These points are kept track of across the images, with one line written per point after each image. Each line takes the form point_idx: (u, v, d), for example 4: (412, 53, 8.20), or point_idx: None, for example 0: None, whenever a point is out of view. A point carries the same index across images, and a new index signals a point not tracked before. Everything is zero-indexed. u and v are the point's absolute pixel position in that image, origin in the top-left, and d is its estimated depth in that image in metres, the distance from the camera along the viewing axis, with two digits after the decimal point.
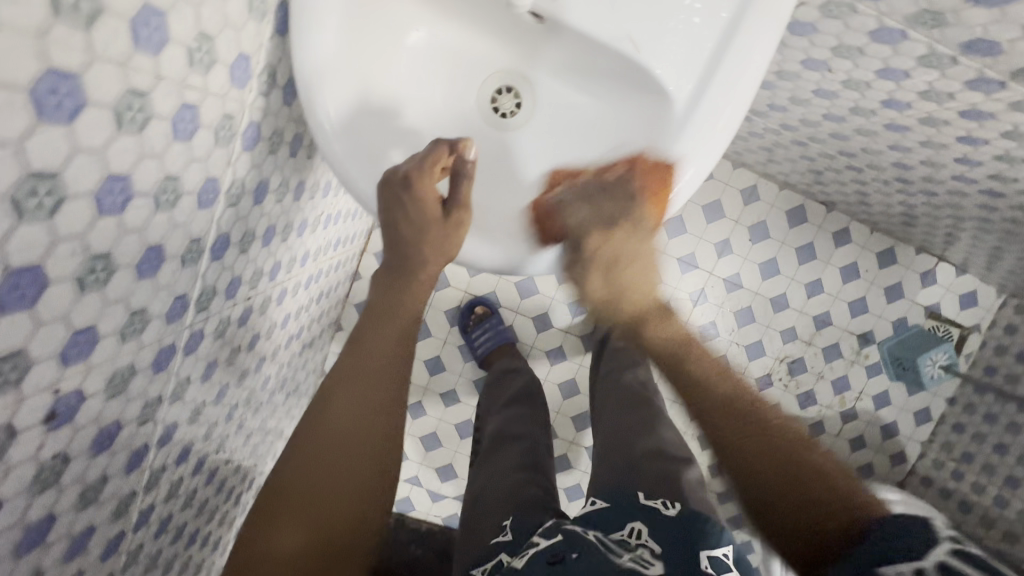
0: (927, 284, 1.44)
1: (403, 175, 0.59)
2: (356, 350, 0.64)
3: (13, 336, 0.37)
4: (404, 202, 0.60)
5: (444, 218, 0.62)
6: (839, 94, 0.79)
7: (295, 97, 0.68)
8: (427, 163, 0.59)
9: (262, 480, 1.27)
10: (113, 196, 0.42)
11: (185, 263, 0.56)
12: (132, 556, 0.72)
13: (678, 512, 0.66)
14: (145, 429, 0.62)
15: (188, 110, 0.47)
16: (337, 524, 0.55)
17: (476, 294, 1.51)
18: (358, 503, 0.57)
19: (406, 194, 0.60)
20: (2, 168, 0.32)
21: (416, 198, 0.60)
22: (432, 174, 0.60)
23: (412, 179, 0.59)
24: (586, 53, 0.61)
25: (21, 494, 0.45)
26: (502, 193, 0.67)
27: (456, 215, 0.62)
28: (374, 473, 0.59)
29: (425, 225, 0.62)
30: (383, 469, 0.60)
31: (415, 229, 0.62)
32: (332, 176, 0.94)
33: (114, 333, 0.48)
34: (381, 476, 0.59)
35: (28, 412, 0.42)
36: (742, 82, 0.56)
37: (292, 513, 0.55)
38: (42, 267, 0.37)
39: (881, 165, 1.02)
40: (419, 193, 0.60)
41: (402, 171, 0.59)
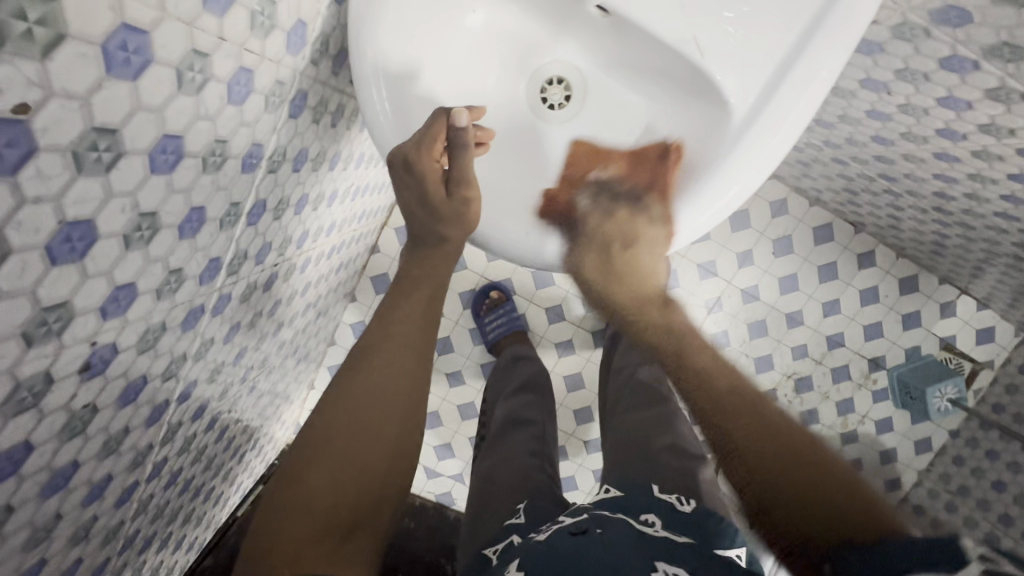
0: (946, 316, 1.43)
1: (401, 152, 0.57)
2: (386, 313, 0.62)
3: (61, 288, 0.37)
4: (405, 180, 0.60)
5: (450, 196, 0.61)
6: (893, 117, 0.77)
7: (343, 68, 0.67)
8: (423, 140, 0.57)
9: (265, 440, 1.29)
10: (166, 155, 0.41)
11: (223, 226, 0.56)
12: (143, 505, 0.73)
13: (694, 508, 0.68)
14: (168, 386, 0.63)
15: (244, 74, 0.46)
16: (365, 483, 0.54)
17: (491, 278, 1.51)
18: (385, 464, 0.56)
19: (410, 174, 0.59)
20: (69, 120, 0.32)
21: (418, 178, 0.59)
22: (429, 153, 0.57)
23: (410, 158, 0.57)
24: (651, 57, 0.61)
25: (53, 441, 0.46)
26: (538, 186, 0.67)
27: (460, 193, 0.60)
28: (401, 434, 0.58)
29: (432, 202, 0.61)
30: (409, 432, 0.59)
31: (426, 208, 0.62)
32: (365, 148, 0.94)
33: (151, 291, 0.48)
34: (408, 439, 0.59)
35: (65, 362, 0.42)
36: (804, 100, 0.54)
37: (319, 468, 0.53)
38: (94, 221, 0.37)
39: (920, 192, 1.00)
40: (421, 173, 0.58)
41: (402, 147, 0.57)
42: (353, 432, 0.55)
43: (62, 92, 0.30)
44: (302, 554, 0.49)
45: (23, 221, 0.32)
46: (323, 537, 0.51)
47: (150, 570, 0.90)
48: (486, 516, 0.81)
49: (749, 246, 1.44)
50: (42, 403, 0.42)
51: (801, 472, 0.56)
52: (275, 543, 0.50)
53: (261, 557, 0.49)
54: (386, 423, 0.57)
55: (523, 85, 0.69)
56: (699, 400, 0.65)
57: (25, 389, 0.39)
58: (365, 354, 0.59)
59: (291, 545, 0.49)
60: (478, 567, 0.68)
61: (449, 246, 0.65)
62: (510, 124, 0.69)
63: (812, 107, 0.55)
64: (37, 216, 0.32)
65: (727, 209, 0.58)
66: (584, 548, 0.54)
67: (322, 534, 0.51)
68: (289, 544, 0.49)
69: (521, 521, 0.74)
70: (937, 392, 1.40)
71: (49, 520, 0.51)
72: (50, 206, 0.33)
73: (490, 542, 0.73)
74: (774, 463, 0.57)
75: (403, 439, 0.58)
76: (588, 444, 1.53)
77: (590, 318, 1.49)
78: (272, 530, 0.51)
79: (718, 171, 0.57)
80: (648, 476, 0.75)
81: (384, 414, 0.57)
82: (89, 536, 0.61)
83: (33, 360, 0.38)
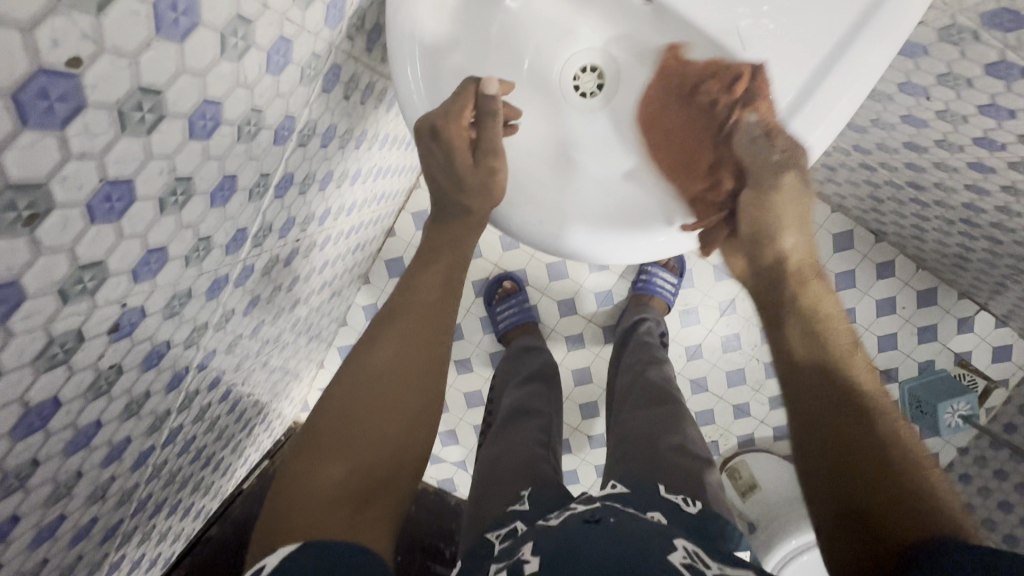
0: (963, 331, 1.41)
1: (430, 121, 0.57)
2: (407, 286, 0.62)
3: (98, 247, 0.38)
4: (432, 148, 0.59)
5: (475, 165, 0.61)
6: (930, 124, 0.76)
7: (375, 44, 0.67)
8: (451, 104, 0.57)
9: (274, 416, 1.31)
10: (205, 121, 0.41)
11: (252, 197, 0.56)
12: (157, 469, 0.74)
13: (699, 510, 0.67)
14: (189, 354, 0.63)
15: (284, 43, 0.46)
16: (384, 450, 0.53)
17: (505, 268, 1.51)
18: (405, 432, 0.55)
19: (438, 143, 0.58)
20: (119, 78, 0.32)
21: (445, 147, 0.59)
22: (459, 120, 0.57)
23: (438, 126, 0.57)
24: (691, 49, 0.61)
25: (80, 398, 0.46)
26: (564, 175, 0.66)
27: (487, 163, 0.61)
28: (419, 404, 0.56)
29: (457, 171, 0.61)
30: (429, 403, 0.57)
31: (451, 177, 0.62)
32: (390, 129, 0.93)
33: (180, 257, 0.49)
34: (427, 410, 0.57)
35: (97, 321, 0.42)
36: (843, 101, 0.53)
37: (338, 433, 0.52)
38: (134, 182, 0.37)
39: (949, 203, 0.98)
40: (449, 142, 0.58)
41: (429, 115, 0.57)
42: (373, 397, 0.54)
43: (113, 48, 0.30)
44: (320, 517, 0.48)
45: (68, 175, 0.32)
46: (341, 501, 0.49)
47: (159, 535, 0.91)
48: (491, 503, 0.81)
49: None
50: (72, 360, 0.42)
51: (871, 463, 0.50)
52: (291, 507, 0.48)
53: (277, 521, 0.48)
54: (406, 392, 0.56)
55: (556, 70, 0.68)
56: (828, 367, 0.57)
57: (58, 345, 0.40)
58: (384, 323, 0.59)
59: (308, 508, 0.48)
60: (480, 551, 0.68)
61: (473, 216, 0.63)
62: (541, 112, 0.68)
63: (848, 111, 0.54)
64: (80, 172, 0.33)
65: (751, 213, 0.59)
66: (598, 537, 0.54)
67: (339, 501, 0.49)
68: (307, 507, 0.48)
69: (525, 508, 0.74)
70: (950, 407, 1.33)
71: (70, 477, 0.52)
72: (94, 162, 0.33)
73: (494, 527, 0.73)
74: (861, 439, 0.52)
75: (422, 410, 0.56)
76: (592, 440, 1.53)
77: (601, 313, 1.49)
78: (289, 493, 0.49)
79: None
80: (655, 473, 0.75)
81: (404, 382, 0.56)
82: (106, 496, 0.62)
83: (67, 317, 0.39)
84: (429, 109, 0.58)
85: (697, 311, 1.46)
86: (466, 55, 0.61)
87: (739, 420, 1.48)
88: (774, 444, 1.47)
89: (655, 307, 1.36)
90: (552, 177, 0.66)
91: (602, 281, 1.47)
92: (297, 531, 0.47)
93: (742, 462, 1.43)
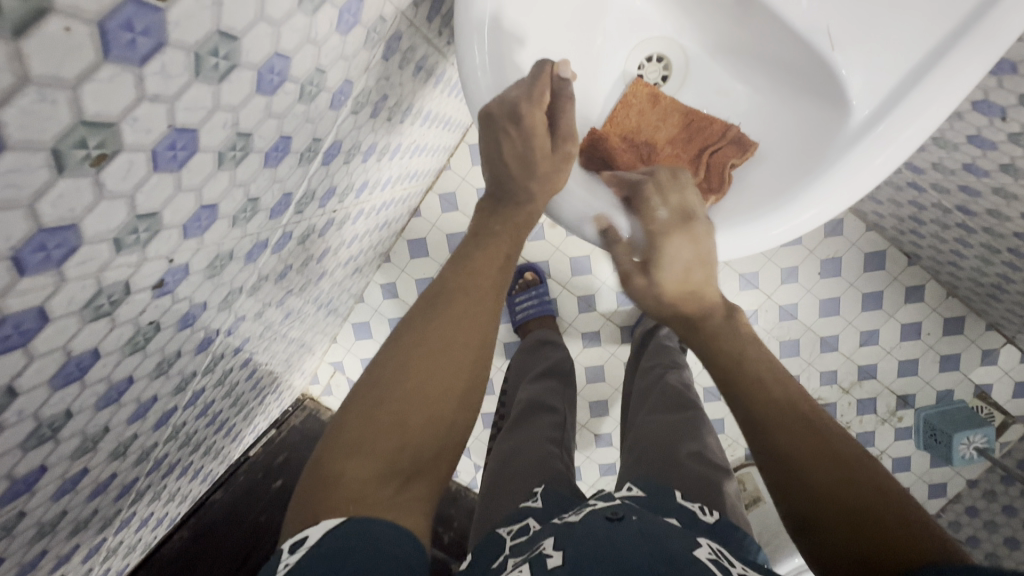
0: (987, 363, 1.37)
1: (510, 102, 0.55)
2: (462, 265, 0.60)
3: (156, 198, 0.36)
4: (508, 131, 0.57)
5: (551, 149, 0.60)
6: (999, 146, 0.72)
7: (435, 15, 0.65)
8: (526, 85, 0.56)
9: (285, 386, 1.30)
10: (272, 76, 0.39)
11: (302, 161, 0.54)
12: (175, 430, 0.74)
13: (716, 520, 0.65)
14: (221, 317, 0.62)
15: (356, 2, 0.44)
16: (430, 431, 0.52)
17: (529, 258, 1.49)
18: (451, 413, 0.53)
19: (515, 128, 0.56)
20: (201, 17, 0.30)
21: (522, 132, 0.57)
22: (540, 104, 0.56)
23: (521, 108, 0.55)
24: (772, 46, 0.60)
25: (116, 353, 0.45)
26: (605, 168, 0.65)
27: (563, 148, 0.60)
28: (467, 388, 0.55)
29: (532, 156, 0.59)
30: (477, 385, 0.56)
31: (522, 164, 0.59)
32: (433, 104, 0.91)
33: (229, 216, 0.47)
34: (473, 393, 0.55)
35: (144, 275, 0.41)
36: (929, 115, 0.50)
37: (386, 410, 0.51)
38: (198, 132, 0.36)
39: (1000, 232, 0.95)
40: (529, 125, 0.57)
41: (508, 96, 0.55)
42: (421, 373, 0.52)
43: None
44: (364, 493, 0.47)
45: (139, 117, 0.30)
46: (383, 479, 0.48)
47: (168, 495, 0.91)
48: (502, 498, 0.80)
49: (796, 263, 1.40)
50: (116, 313, 0.41)
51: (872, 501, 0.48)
52: (335, 480, 0.47)
53: (318, 491, 0.47)
54: (455, 374, 0.54)
55: (608, 84, 0.68)
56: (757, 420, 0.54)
57: (105, 295, 0.38)
58: (438, 302, 0.56)
59: (353, 483, 0.47)
60: (490, 546, 0.67)
61: (533, 207, 0.61)
62: (597, 122, 0.68)
63: (941, 118, 0.50)
64: (151, 116, 0.31)
65: (821, 218, 0.55)
66: (620, 532, 0.54)
67: (381, 479, 0.48)
68: (348, 484, 0.47)
69: (537, 505, 0.73)
70: (965, 439, 1.27)
71: (98, 431, 0.51)
72: (165, 106, 0.31)
73: (504, 523, 0.72)
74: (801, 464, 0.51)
75: (468, 393, 0.55)
76: (599, 438, 1.52)
77: (621, 312, 1.47)
78: (333, 462, 0.48)
79: (819, 181, 0.55)
80: (675, 481, 0.73)
81: (454, 364, 0.54)
82: (127, 453, 0.62)
83: (118, 268, 0.37)
84: (503, 90, 0.56)
85: None
86: (531, 46, 0.58)
87: None
88: None
89: None
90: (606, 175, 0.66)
91: None
92: (340, 505, 0.46)
93: (747, 474, 1.42)
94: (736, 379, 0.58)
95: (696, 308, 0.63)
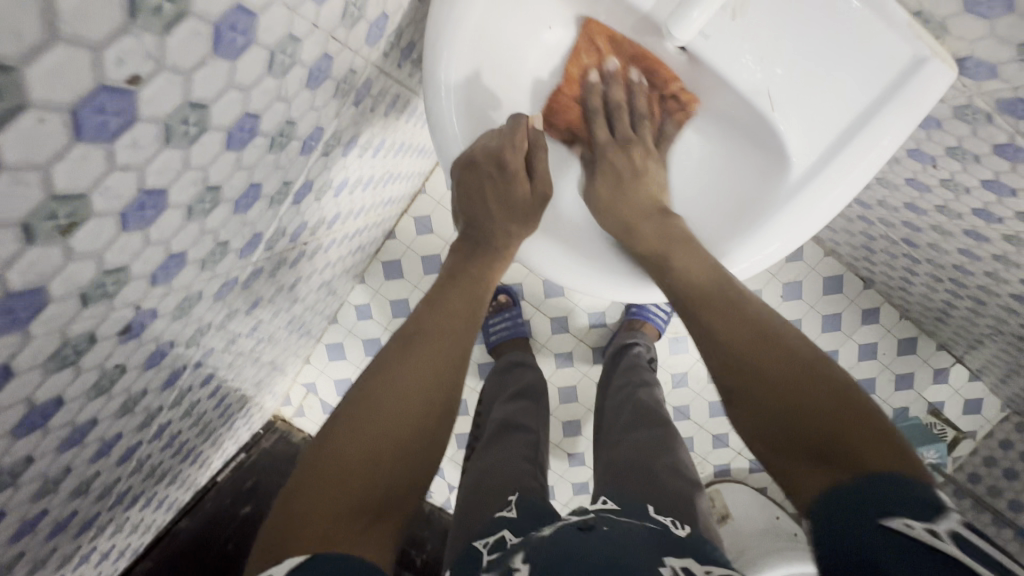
0: (938, 381, 1.44)
1: (494, 149, 0.60)
2: (436, 306, 0.62)
3: (125, 253, 0.37)
4: (490, 175, 0.62)
5: (530, 191, 0.64)
6: (933, 189, 0.78)
7: (404, 60, 0.68)
8: (506, 131, 0.61)
9: (255, 409, 1.28)
10: (242, 133, 0.41)
11: (272, 204, 0.56)
12: (139, 463, 0.73)
13: (690, 534, 0.61)
14: (188, 352, 0.62)
15: (326, 60, 0.46)
16: (400, 467, 0.53)
17: (502, 280, 1.51)
18: (420, 452, 0.54)
19: (499, 173, 0.61)
20: (171, 93, 0.31)
21: (504, 176, 0.62)
22: (520, 146, 0.61)
23: (504, 154, 0.60)
24: (719, 99, 0.62)
25: (81, 397, 0.45)
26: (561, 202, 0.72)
27: (540, 188, 0.64)
28: (436, 428, 0.56)
29: (512, 199, 0.63)
30: (448, 426, 0.58)
31: (503, 205, 0.64)
32: (405, 136, 0.94)
33: (197, 261, 0.48)
34: (441, 434, 0.57)
35: (110, 324, 0.42)
36: (862, 165, 0.57)
37: (359, 449, 0.51)
38: (167, 191, 0.37)
39: (941, 263, 1.01)
40: (510, 170, 0.61)
41: (491, 143, 0.60)
42: (393, 411, 0.54)
43: (171, 65, 0.30)
44: (332, 529, 0.47)
45: (109, 186, 0.31)
46: (351, 517, 0.49)
47: (131, 526, 0.89)
48: (477, 513, 0.79)
49: (759, 287, 1.45)
50: (81, 361, 0.41)
51: (836, 405, 0.45)
52: (305, 518, 0.47)
53: (285, 528, 0.47)
54: (426, 414, 0.55)
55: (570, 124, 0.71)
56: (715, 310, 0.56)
57: (71, 346, 0.39)
58: (414, 343, 0.58)
59: (321, 520, 0.47)
60: (464, 560, 0.65)
61: (507, 249, 0.65)
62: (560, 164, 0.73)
63: (878, 164, 0.57)
64: (121, 182, 0.32)
65: (782, 251, 0.63)
66: (595, 542, 0.55)
67: (349, 517, 0.49)
68: (316, 522, 0.47)
69: (513, 517, 0.72)
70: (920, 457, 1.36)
71: (59, 473, 0.51)
72: (135, 173, 0.33)
73: (479, 536, 0.70)
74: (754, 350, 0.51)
75: (437, 434, 0.56)
76: (572, 457, 1.54)
77: (593, 333, 1.50)
78: (305, 500, 0.49)
79: (765, 227, 0.62)
80: (650, 494, 0.71)
81: (428, 407, 0.56)
82: (88, 491, 0.61)
83: (84, 320, 0.38)
84: (484, 139, 0.61)
85: (686, 340, 1.45)
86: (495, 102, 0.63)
87: (716, 450, 1.48)
88: (749, 475, 1.49)
89: (646, 332, 1.35)
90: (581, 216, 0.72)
91: (596, 302, 1.48)
92: (307, 543, 0.46)
93: (715, 491, 1.46)
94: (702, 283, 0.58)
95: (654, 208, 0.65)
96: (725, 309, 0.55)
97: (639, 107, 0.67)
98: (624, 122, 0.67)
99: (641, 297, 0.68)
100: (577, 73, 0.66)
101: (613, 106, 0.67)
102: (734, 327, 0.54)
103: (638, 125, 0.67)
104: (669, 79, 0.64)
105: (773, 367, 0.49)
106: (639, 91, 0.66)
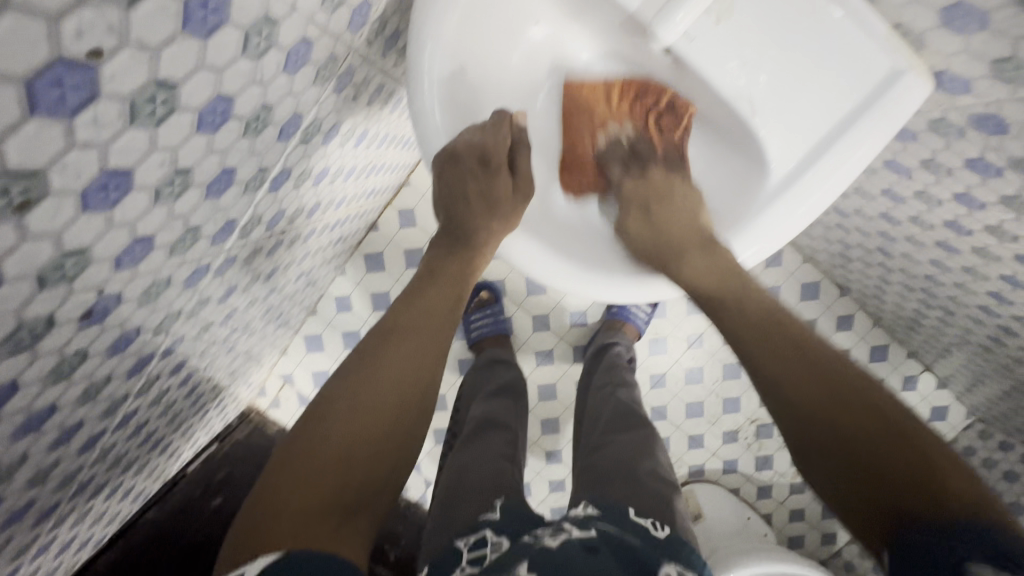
0: (907, 388, 1.48)
1: (478, 146, 0.60)
2: (412, 302, 0.61)
3: (86, 235, 0.36)
4: (473, 171, 0.61)
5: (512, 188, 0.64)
6: (908, 200, 0.80)
7: (388, 51, 0.67)
8: (489, 129, 0.61)
9: (229, 400, 1.26)
10: (214, 116, 0.40)
11: (247, 190, 0.54)
12: (103, 452, 0.71)
13: (668, 536, 0.61)
14: (156, 340, 0.61)
15: (305, 45, 0.45)
16: (376, 464, 0.52)
17: (485, 277, 1.50)
18: (396, 450, 0.53)
19: (482, 171, 0.61)
20: (136, 70, 0.30)
21: (486, 171, 0.62)
22: (503, 143, 0.61)
23: (488, 151, 0.60)
24: (703, 103, 0.62)
25: (38, 383, 0.44)
26: (545, 203, 0.71)
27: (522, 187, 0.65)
28: (412, 424, 0.55)
29: (495, 196, 0.63)
30: (423, 422, 0.57)
31: (485, 204, 0.63)
32: (389, 129, 0.92)
33: (166, 246, 0.47)
34: (417, 432, 0.56)
35: (70, 307, 0.40)
36: (839, 173, 0.58)
37: (329, 443, 0.50)
38: (133, 172, 0.36)
39: (914, 273, 1.04)
40: (493, 167, 0.62)
41: (475, 138, 0.60)
42: (368, 404, 0.53)
43: (136, 41, 0.29)
44: (305, 526, 0.46)
45: (68, 164, 0.30)
46: (327, 512, 0.47)
47: (94, 516, 0.87)
48: (455, 513, 0.77)
49: None
50: (38, 345, 0.40)
51: (890, 440, 0.45)
52: (278, 514, 0.46)
53: (259, 523, 0.46)
54: (403, 411, 0.55)
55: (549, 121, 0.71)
56: (759, 343, 0.54)
57: (27, 330, 0.37)
58: (391, 340, 0.57)
59: (294, 517, 0.46)
60: (442, 560, 0.64)
61: (489, 248, 0.65)
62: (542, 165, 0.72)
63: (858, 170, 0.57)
64: (82, 161, 0.31)
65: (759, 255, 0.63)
66: (594, 565, 0.52)
67: (322, 512, 0.47)
68: (289, 517, 0.46)
69: (496, 517, 0.71)
70: None
71: (14, 461, 0.49)
72: (97, 152, 0.31)
73: (460, 535, 0.69)
74: (806, 388, 0.49)
75: (413, 432, 0.55)
76: (549, 455, 1.55)
77: (574, 332, 1.50)
78: (278, 495, 0.47)
79: (746, 230, 0.62)
80: (628, 496, 0.70)
81: (403, 402, 0.55)
82: (46, 480, 0.59)
83: (42, 303, 0.37)
84: (468, 134, 0.60)
85: (666, 341, 1.46)
86: (481, 97, 0.63)
87: (691, 450, 1.50)
88: (722, 476, 1.51)
89: (626, 333, 1.35)
90: (564, 218, 0.72)
91: (578, 301, 1.49)
92: (279, 538, 0.44)
93: (689, 491, 1.47)
94: (743, 315, 0.56)
95: (675, 229, 0.64)
96: (771, 340, 0.54)
97: (645, 149, 0.67)
98: (633, 163, 0.67)
99: (625, 297, 0.69)
100: (583, 132, 0.69)
101: (620, 155, 0.68)
102: (778, 362, 0.52)
103: (646, 159, 0.66)
104: (661, 92, 0.65)
105: (828, 405, 0.48)
106: (641, 139, 0.68)
